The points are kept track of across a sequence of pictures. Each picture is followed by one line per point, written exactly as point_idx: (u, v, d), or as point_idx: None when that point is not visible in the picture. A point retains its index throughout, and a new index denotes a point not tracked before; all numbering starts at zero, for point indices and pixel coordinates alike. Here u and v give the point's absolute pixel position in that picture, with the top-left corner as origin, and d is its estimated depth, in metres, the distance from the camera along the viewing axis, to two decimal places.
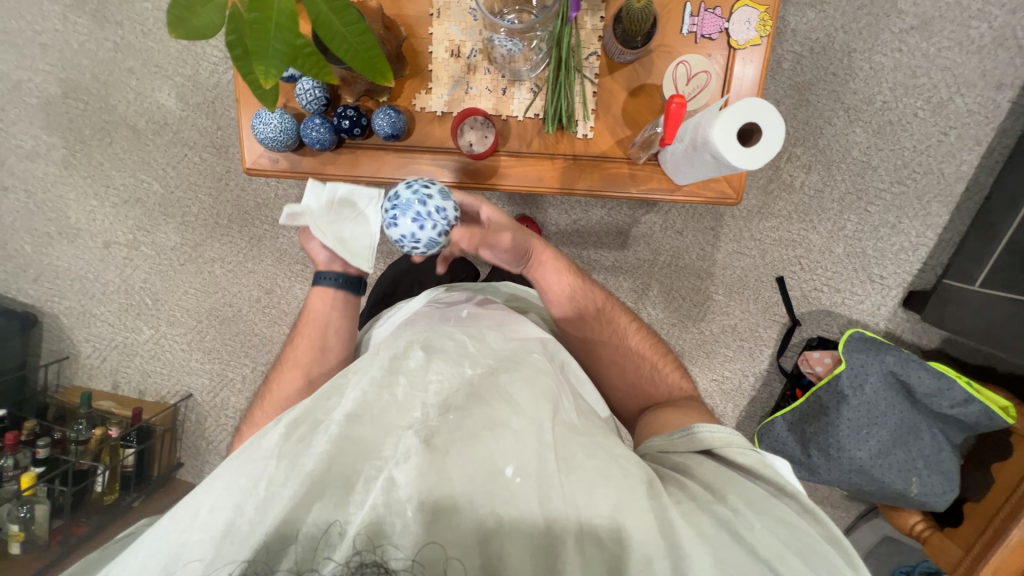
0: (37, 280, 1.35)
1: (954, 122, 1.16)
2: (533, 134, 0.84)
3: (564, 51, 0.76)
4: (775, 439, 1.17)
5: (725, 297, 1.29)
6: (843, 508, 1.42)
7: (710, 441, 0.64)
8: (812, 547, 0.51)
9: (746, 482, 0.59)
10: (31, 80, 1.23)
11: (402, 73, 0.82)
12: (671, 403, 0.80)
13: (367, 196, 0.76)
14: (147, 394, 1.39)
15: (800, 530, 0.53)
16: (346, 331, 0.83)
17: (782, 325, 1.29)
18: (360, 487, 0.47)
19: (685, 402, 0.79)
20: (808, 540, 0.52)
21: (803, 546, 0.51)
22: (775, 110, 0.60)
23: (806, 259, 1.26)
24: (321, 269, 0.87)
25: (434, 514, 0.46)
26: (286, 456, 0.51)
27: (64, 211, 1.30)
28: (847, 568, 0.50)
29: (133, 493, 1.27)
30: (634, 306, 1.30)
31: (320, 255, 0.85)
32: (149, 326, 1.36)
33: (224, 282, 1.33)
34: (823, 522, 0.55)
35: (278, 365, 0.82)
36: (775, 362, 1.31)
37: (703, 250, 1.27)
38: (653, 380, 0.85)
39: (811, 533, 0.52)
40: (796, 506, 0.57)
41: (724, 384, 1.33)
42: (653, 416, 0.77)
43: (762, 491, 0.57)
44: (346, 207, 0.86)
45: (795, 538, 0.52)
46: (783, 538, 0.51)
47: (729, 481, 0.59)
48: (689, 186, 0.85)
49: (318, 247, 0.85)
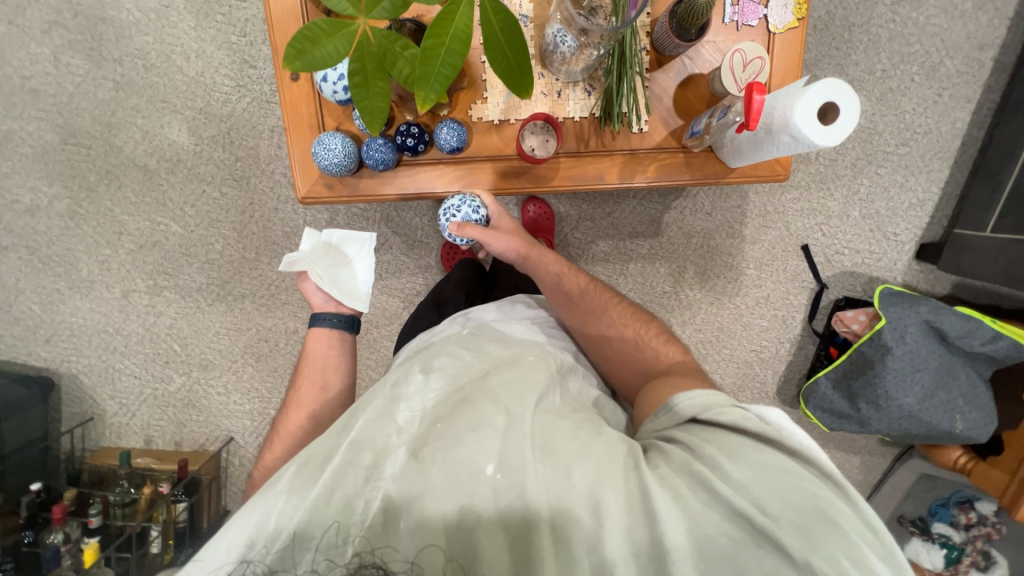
0: (50, 341, 1.26)
1: (946, 83, 1.25)
2: (590, 133, 0.86)
3: (625, 48, 0.77)
4: (822, 398, 1.25)
5: (755, 271, 1.35)
6: (879, 455, 1.51)
7: (690, 410, 0.58)
8: (801, 492, 0.48)
9: (731, 439, 0.53)
10: (24, 129, 1.15)
11: (457, 87, 0.82)
12: (667, 371, 0.72)
13: (359, 241, 0.91)
14: (184, 444, 1.32)
15: (790, 476, 0.49)
16: (346, 368, 0.82)
17: (810, 290, 1.36)
18: (361, 508, 0.49)
19: (680, 368, 0.71)
20: (797, 484, 0.48)
21: (791, 493, 0.47)
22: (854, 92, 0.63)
23: (827, 225, 1.32)
24: (318, 312, 0.87)
25: (420, 522, 0.48)
26: (295, 489, 0.50)
27: (74, 264, 1.23)
28: (834, 503, 0.47)
29: (188, 549, 1.21)
30: (673, 290, 1.34)
31: (316, 297, 0.87)
32: (180, 373, 1.30)
33: (257, 318, 1.28)
34: (819, 462, 0.50)
35: (281, 409, 0.76)
36: (807, 326, 1.38)
37: (731, 228, 1.32)
38: (640, 349, 0.78)
39: (802, 475, 0.49)
40: (786, 451, 0.51)
41: (762, 353, 1.39)
42: (649, 389, 0.69)
43: (749, 443, 0.52)
44: (338, 252, 0.90)
45: (775, 484, 0.48)
46: (770, 489, 0.48)
47: (708, 437, 0.54)
48: (742, 167, 0.87)
49: (314, 289, 0.87)
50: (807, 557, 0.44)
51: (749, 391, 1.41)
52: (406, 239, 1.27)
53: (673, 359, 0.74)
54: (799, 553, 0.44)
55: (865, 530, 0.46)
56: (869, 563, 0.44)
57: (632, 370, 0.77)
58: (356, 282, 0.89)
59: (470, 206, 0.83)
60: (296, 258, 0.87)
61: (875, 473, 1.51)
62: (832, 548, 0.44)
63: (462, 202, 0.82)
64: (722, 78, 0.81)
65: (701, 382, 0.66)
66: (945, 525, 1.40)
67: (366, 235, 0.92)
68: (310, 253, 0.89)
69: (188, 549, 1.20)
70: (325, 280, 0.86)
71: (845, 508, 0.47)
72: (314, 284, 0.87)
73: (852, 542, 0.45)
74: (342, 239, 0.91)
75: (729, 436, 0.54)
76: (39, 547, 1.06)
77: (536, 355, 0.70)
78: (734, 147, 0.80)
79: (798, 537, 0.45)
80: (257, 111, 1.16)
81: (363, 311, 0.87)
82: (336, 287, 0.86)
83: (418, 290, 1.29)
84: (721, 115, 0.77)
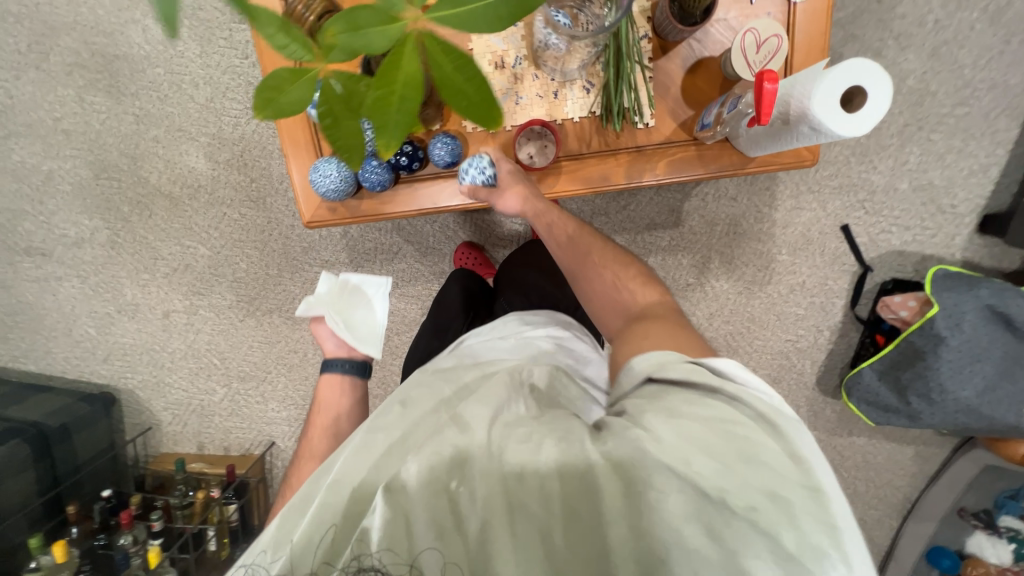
0: (107, 360, 1.38)
1: (1013, 29, 1.09)
2: (592, 133, 0.81)
3: (623, 42, 0.71)
4: (866, 390, 1.16)
5: (789, 256, 1.25)
6: (936, 444, 1.40)
7: (646, 370, 0.55)
8: (731, 437, 0.46)
9: (672, 398, 0.51)
10: (62, 168, 1.23)
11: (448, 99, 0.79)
12: (647, 317, 0.66)
13: (374, 285, 0.94)
14: (232, 449, 1.42)
15: (723, 425, 0.47)
16: (360, 415, 0.82)
17: (852, 273, 1.25)
18: (344, 545, 0.49)
19: (661, 314, 0.67)
20: (728, 430, 0.47)
21: (721, 441, 0.46)
22: (883, 73, 0.56)
23: (871, 202, 1.20)
24: (329, 358, 0.86)
25: (396, 542, 0.48)
26: (283, 542, 0.50)
27: (119, 289, 1.32)
28: (765, 441, 0.46)
29: (243, 544, 1.31)
30: (697, 281, 1.28)
31: (329, 343, 0.87)
32: (221, 384, 1.39)
33: (286, 331, 1.34)
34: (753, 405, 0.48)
35: (294, 461, 0.76)
36: (849, 312, 1.28)
37: (760, 212, 1.23)
38: (618, 290, 0.73)
39: (734, 420, 0.47)
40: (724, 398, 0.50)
41: (799, 343, 1.31)
42: (625, 339, 0.64)
43: (690, 397, 0.50)
44: (354, 296, 0.94)
45: (708, 436, 0.46)
46: (701, 441, 0.46)
47: (651, 399, 0.51)
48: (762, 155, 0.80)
49: (328, 335, 0.88)
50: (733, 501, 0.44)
51: (786, 383, 1.34)
52: (419, 246, 1.27)
53: (655, 303, 0.70)
54: (726, 499, 0.44)
55: (789, 461, 0.45)
56: (788, 496, 0.43)
57: (609, 316, 0.72)
58: (371, 326, 0.91)
59: (476, 167, 0.77)
60: (315, 304, 0.90)
61: (931, 464, 1.41)
62: (755, 487, 0.44)
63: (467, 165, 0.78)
64: (733, 61, 0.74)
65: (686, 339, 0.60)
66: (1014, 518, 1.30)
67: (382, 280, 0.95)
68: (326, 296, 0.92)
69: (242, 545, 1.31)
70: (339, 324, 0.87)
71: (772, 443, 0.46)
72: (328, 329, 0.89)
73: (776, 478, 0.44)
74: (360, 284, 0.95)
75: (673, 394, 0.51)
76: (112, 549, 1.16)
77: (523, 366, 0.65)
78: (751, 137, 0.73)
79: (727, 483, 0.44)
80: (266, 131, 1.18)
81: (376, 355, 0.87)
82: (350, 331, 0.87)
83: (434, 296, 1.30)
84: (732, 106, 0.71)
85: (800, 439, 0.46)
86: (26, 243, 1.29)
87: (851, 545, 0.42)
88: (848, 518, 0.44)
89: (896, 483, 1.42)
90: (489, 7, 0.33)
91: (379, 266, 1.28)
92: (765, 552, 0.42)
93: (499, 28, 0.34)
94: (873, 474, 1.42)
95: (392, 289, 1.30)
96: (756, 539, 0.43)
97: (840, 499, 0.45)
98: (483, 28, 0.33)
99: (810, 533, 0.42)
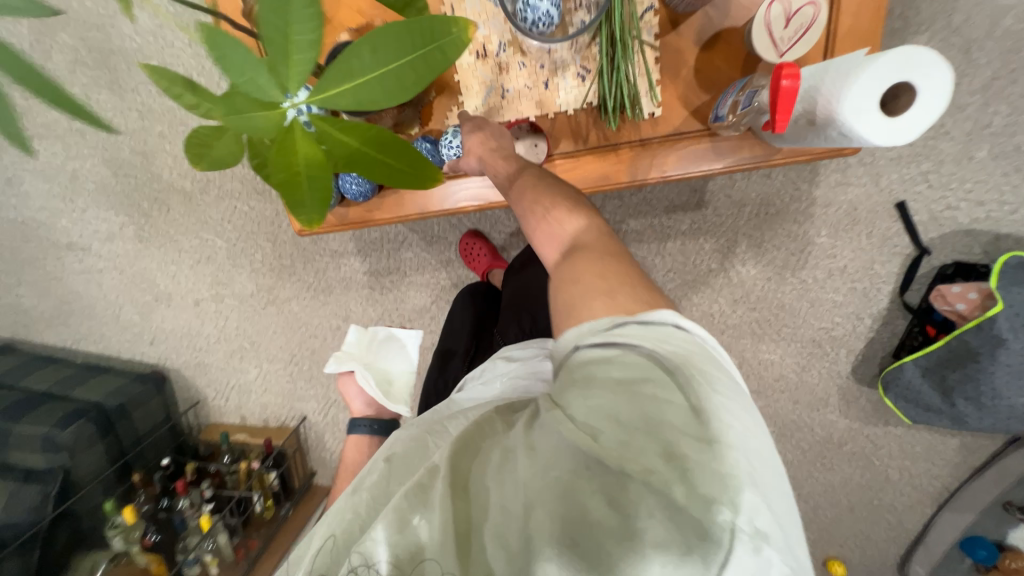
0: (153, 343, 1.50)
1: None
2: (588, 127, 0.73)
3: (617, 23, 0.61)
4: (905, 386, 1.07)
5: (829, 238, 1.12)
6: (986, 436, 1.29)
7: (571, 337, 0.51)
8: (638, 398, 0.44)
9: (588, 363, 0.48)
10: (84, 167, 1.27)
11: (427, 97, 0.73)
12: (578, 247, 0.57)
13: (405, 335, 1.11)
14: (269, 421, 1.53)
15: (629, 387, 0.44)
16: None
17: (905, 256, 1.10)
18: None
19: (598, 242, 0.57)
20: (636, 390, 0.44)
21: (628, 405, 0.44)
22: (943, 65, 0.45)
23: (936, 174, 1.03)
24: (357, 417, 0.94)
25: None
26: None
27: (152, 280, 1.40)
28: (672, 399, 0.43)
29: (286, 503, 1.46)
30: (721, 267, 1.18)
31: (357, 401, 0.96)
32: (253, 365, 1.48)
33: (305, 317, 1.39)
34: (664, 359, 0.45)
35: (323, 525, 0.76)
36: (896, 299, 1.14)
37: (797, 189, 1.10)
38: (548, 221, 0.60)
39: (644, 378, 0.44)
40: (641, 359, 0.46)
41: (834, 332, 1.20)
42: (555, 284, 0.56)
43: (603, 357, 0.47)
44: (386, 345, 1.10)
45: (614, 404, 0.44)
46: (606, 409, 0.44)
47: (573, 372, 0.49)
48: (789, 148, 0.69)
49: (357, 394, 0.97)
50: (628, 466, 0.41)
51: (816, 372, 1.25)
52: (424, 235, 1.25)
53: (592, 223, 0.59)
54: (624, 465, 0.41)
55: (692, 416, 0.42)
56: (685, 453, 0.41)
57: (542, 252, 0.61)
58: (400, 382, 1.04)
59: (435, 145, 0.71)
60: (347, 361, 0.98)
61: (979, 457, 1.30)
62: (652, 448, 0.41)
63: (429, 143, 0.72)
64: (755, 38, 0.62)
65: (618, 274, 0.54)
66: None
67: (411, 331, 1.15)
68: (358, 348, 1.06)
69: (285, 504, 1.46)
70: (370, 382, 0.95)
71: (677, 399, 0.43)
72: (358, 387, 0.97)
73: (675, 435, 0.42)
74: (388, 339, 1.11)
75: (591, 364, 0.47)
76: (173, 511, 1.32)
77: (501, 408, 0.60)
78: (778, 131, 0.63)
79: (624, 448, 0.42)
80: None
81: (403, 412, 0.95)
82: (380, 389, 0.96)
83: (442, 284, 1.28)
84: (745, 103, 0.62)
85: (708, 390, 0.43)
86: (66, 238, 1.38)
87: (748, 495, 0.39)
88: (752, 468, 0.41)
89: (936, 474, 1.33)
90: (387, 77, 0.28)
91: (388, 255, 1.28)
92: (658, 513, 0.40)
93: (405, 97, 0.29)
94: (910, 465, 1.33)
95: (401, 278, 1.29)
96: (647, 498, 0.40)
97: (745, 447, 0.41)
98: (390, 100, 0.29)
99: (701, 488, 0.39)
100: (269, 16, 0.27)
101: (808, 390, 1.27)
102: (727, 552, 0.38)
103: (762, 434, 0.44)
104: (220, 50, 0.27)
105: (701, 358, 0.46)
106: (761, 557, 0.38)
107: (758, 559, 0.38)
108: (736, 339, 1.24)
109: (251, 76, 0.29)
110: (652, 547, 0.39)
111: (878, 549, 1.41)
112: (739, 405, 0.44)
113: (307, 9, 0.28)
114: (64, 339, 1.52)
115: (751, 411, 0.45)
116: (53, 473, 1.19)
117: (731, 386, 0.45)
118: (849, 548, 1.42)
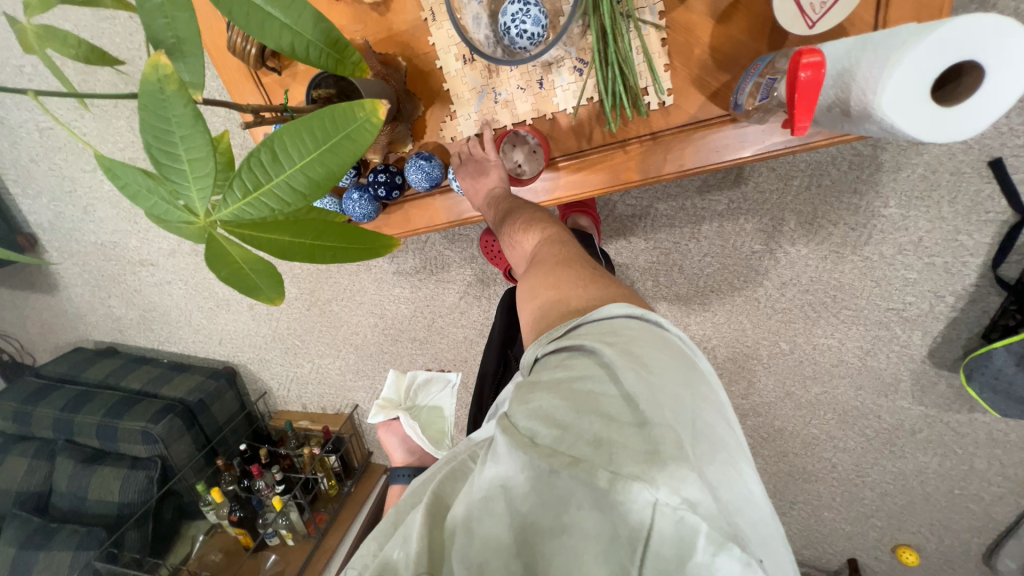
0: (222, 343, 1.65)
1: None
2: (602, 125, 0.72)
3: (605, 17, 0.60)
4: (994, 375, 0.93)
5: (899, 207, 0.97)
6: None
7: (533, 350, 0.55)
8: (576, 394, 0.45)
9: (539, 370, 0.51)
10: None
11: (417, 112, 0.78)
12: (536, 260, 0.66)
13: (443, 377, 1.20)
14: (327, 409, 1.65)
15: (569, 384, 0.46)
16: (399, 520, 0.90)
17: (1002, 223, 0.92)
18: None
19: (554, 254, 0.65)
20: (574, 388, 0.46)
21: (566, 401, 0.45)
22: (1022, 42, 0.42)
23: None
24: (398, 466, 1.04)
25: None
26: None
27: (211, 288, 1.54)
28: (609, 392, 0.45)
29: (348, 481, 1.59)
30: (766, 248, 1.08)
31: (398, 453, 1.06)
32: (307, 360, 1.59)
33: (345, 316, 1.47)
34: (601, 353, 0.48)
35: None
36: (988, 273, 0.96)
37: (859, 152, 0.95)
38: (515, 242, 0.72)
39: (583, 376, 0.47)
40: (584, 360, 0.48)
41: (905, 313, 1.05)
42: (530, 292, 0.64)
43: (554, 363, 0.50)
44: (425, 385, 1.21)
45: (555, 407, 0.44)
46: (547, 411, 0.44)
47: (525, 380, 0.50)
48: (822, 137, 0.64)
49: (395, 447, 1.06)
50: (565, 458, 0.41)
51: (883, 356, 1.11)
52: (446, 233, 1.24)
53: (554, 239, 0.68)
54: (555, 461, 0.41)
55: (626, 404, 0.44)
56: (614, 437, 0.41)
57: (519, 270, 0.72)
58: (447, 422, 1.13)
59: (424, 168, 0.75)
60: (394, 409, 1.09)
61: None
62: (582, 438, 0.42)
63: (421, 164, 0.75)
64: (778, 10, 0.58)
65: (572, 280, 0.61)
66: None
67: (448, 377, 1.21)
68: (396, 395, 1.16)
69: (347, 482, 1.59)
70: (416, 437, 1.03)
71: (611, 388, 0.45)
72: (396, 442, 1.06)
73: (607, 422, 0.43)
74: (427, 381, 1.20)
75: (542, 370, 0.50)
76: (252, 491, 1.46)
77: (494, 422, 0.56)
78: (832, 120, 0.55)
79: (562, 442, 0.42)
80: None
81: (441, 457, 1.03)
82: (426, 441, 1.03)
83: (468, 279, 1.28)
84: (763, 95, 0.58)
85: (637, 376, 0.45)
86: (138, 255, 1.55)
87: (672, 466, 0.39)
88: (679, 440, 0.42)
89: None
90: (299, 175, 0.33)
91: (415, 254, 1.30)
92: (587, 504, 0.39)
93: (318, 190, 0.34)
94: (1003, 453, 1.12)
95: (429, 277, 1.31)
96: (579, 487, 0.40)
97: (673, 425, 0.43)
98: (297, 201, 0.34)
99: (626, 468, 0.39)
100: (157, 140, 0.30)
101: (874, 376, 1.14)
102: (649, 528, 0.37)
103: (698, 408, 0.46)
104: (121, 180, 0.33)
105: (636, 347, 0.48)
106: (686, 527, 0.37)
107: (681, 529, 0.37)
108: (785, 323, 1.14)
109: (151, 197, 0.33)
110: (584, 536, 0.39)
111: (959, 539, 1.25)
112: (677, 385, 0.46)
113: (189, 128, 0.30)
114: (152, 342, 1.73)
115: (685, 387, 0.47)
116: (154, 460, 1.41)
117: (665, 368, 0.47)
118: (924, 536, 1.28)
